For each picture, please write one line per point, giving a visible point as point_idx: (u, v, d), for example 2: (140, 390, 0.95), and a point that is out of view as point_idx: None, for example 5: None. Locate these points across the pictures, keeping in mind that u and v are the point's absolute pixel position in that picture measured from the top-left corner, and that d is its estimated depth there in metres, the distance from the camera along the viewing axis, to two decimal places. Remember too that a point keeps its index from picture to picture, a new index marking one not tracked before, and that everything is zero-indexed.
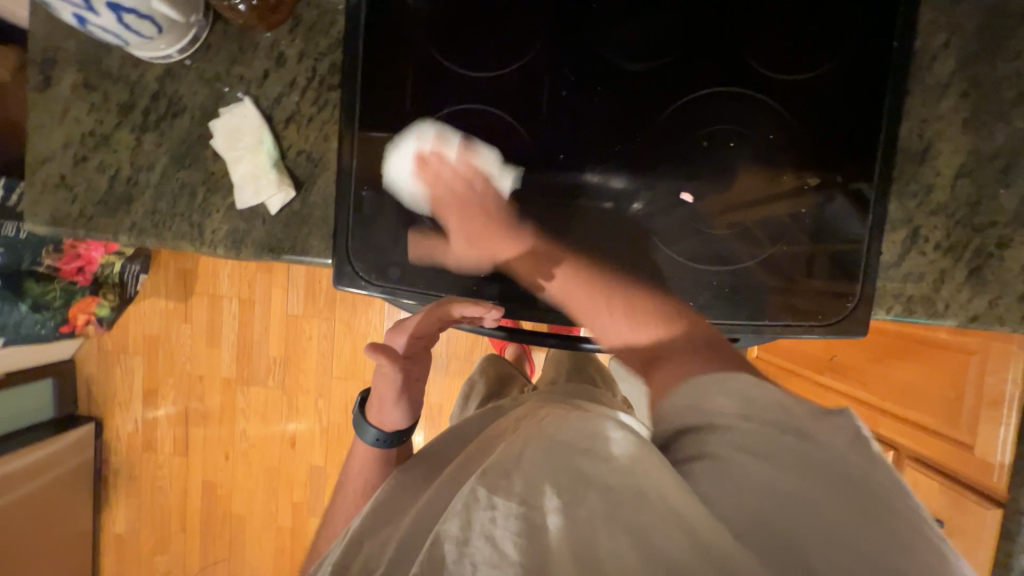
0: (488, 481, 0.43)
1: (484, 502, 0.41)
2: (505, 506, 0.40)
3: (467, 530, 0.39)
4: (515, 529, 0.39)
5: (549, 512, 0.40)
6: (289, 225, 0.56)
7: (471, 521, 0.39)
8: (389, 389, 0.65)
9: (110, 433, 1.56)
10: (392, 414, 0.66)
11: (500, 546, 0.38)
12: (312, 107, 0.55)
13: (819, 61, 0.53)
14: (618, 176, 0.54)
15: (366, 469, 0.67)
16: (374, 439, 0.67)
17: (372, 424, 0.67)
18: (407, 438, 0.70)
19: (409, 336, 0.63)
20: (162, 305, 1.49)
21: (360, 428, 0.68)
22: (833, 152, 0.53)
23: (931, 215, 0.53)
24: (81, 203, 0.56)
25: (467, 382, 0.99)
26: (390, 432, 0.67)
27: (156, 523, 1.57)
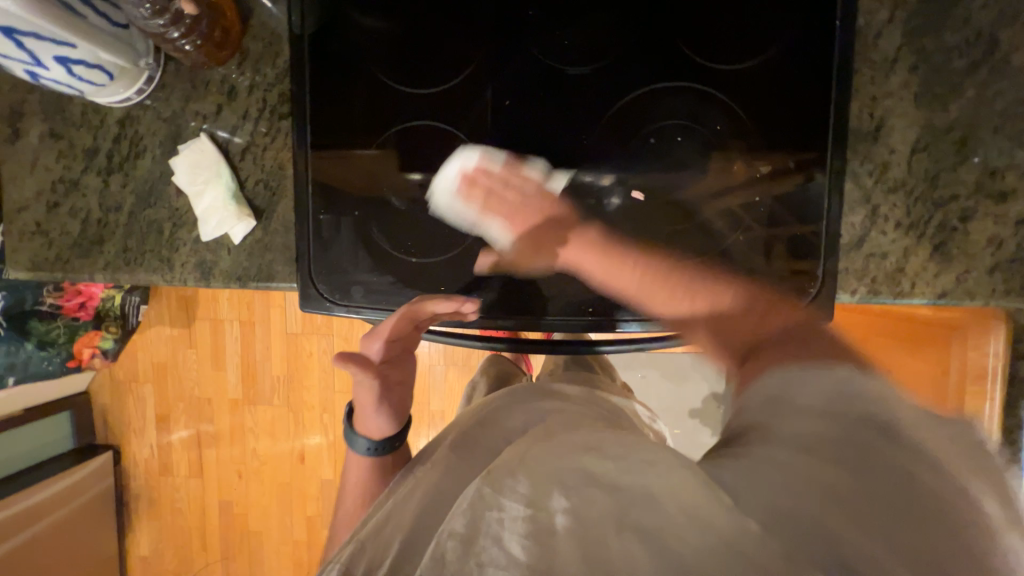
0: (492, 480, 0.41)
1: (490, 504, 0.39)
2: (509, 507, 0.38)
3: (472, 530, 0.37)
4: (522, 531, 0.36)
5: (556, 514, 0.36)
6: (253, 253, 0.58)
7: (478, 525, 0.37)
8: (368, 397, 0.62)
9: (128, 460, 1.61)
10: (377, 421, 0.64)
11: (507, 549, 0.35)
12: (265, 136, 0.57)
13: (761, 47, 0.52)
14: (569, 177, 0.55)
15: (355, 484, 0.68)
16: (366, 448, 0.66)
17: (361, 433, 0.65)
18: (400, 444, 0.67)
19: (384, 341, 0.59)
20: (167, 332, 1.54)
21: (350, 441, 0.66)
22: (783, 138, 0.53)
23: (889, 193, 0.52)
24: (57, 246, 0.59)
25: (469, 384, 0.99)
26: (379, 440, 0.65)
27: (178, 543, 1.62)
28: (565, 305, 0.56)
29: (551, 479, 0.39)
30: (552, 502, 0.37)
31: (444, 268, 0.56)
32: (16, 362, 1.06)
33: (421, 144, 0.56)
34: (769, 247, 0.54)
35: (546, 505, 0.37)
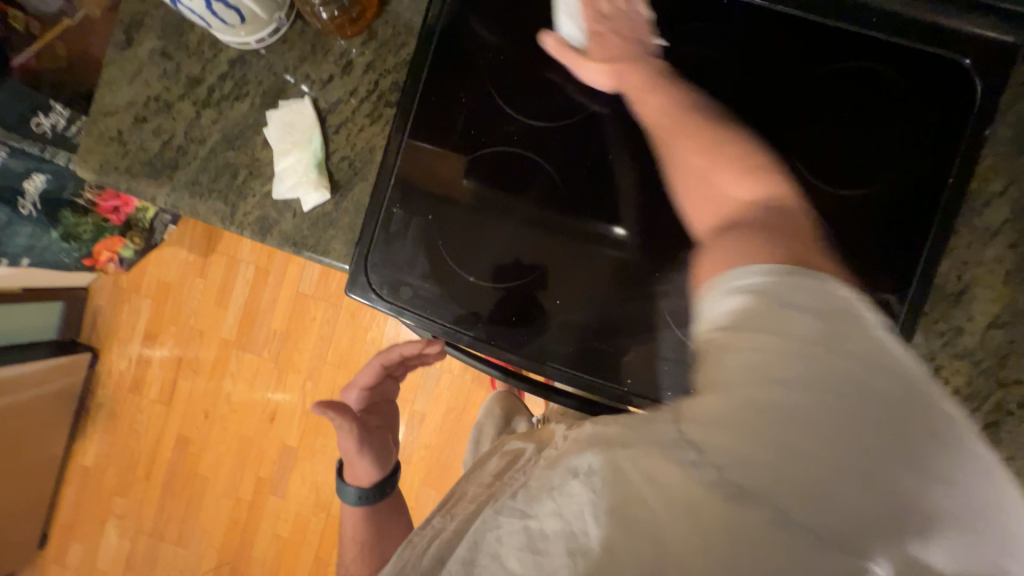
0: (493, 502, 0.41)
1: (490, 523, 0.39)
2: (506, 523, 0.38)
3: (474, 552, 0.39)
4: (518, 543, 0.36)
5: (545, 519, 0.35)
6: (317, 224, 0.57)
7: (479, 545, 0.39)
8: (350, 444, 0.68)
9: (102, 366, 1.59)
10: (364, 468, 0.69)
11: (505, 565, 0.36)
12: (365, 118, 0.57)
13: (867, 180, 0.52)
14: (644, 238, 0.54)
15: (359, 471, 0.70)
16: (355, 497, 0.70)
17: (350, 483, 0.71)
18: (388, 488, 0.72)
19: (359, 390, 0.72)
20: (182, 255, 1.53)
21: (340, 491, 0.70)
22: (866, 272, 0.52)
23: (955, 358, 0.52)
24: (131, 160, 0.59)
25: (476, 428, 0.99)
26: (368, 487, 0.70)
27: (124, 463, 1.58)
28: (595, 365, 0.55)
29: (542, 481, 0.37)
30: (539, 509, 0.36)
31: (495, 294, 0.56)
32: (36, 247, 1.07)
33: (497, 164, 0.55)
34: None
35: (535, 512, 0.36)
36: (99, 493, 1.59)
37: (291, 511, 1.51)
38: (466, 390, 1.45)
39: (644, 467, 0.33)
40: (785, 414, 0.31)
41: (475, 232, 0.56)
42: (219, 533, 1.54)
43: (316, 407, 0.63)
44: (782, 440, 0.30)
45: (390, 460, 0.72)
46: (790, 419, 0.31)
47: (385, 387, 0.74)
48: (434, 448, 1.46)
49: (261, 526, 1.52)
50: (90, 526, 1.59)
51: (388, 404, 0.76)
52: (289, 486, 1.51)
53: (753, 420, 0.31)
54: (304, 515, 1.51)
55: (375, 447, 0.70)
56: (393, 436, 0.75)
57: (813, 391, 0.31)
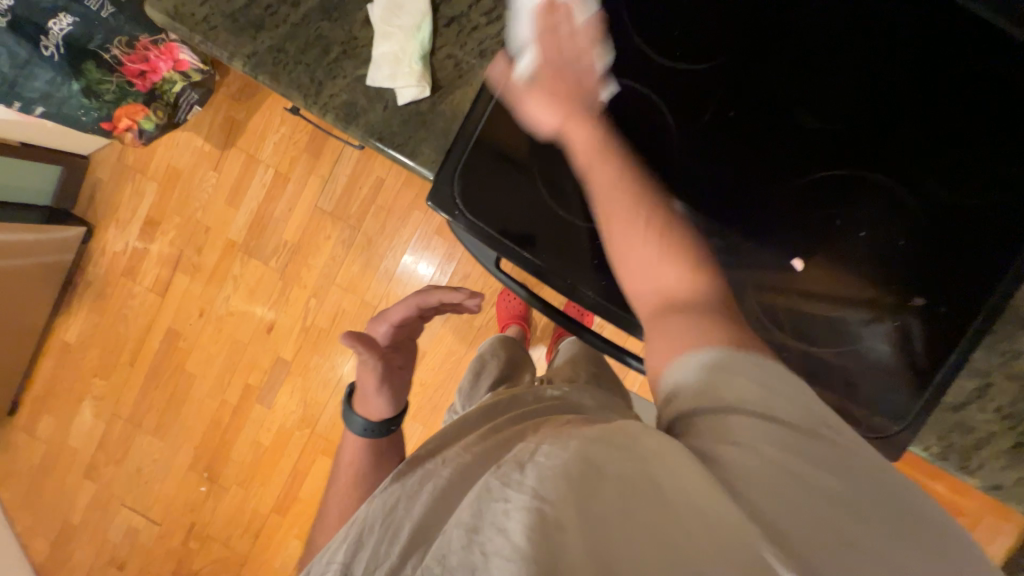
0: (500, 471, 0.36)
1: (495, 493, 0.34)
2: (516, 497, 0.33)
3: (475, 520, 0.34)
4: (526, 523, 0.31)
5: (567, 513, 0.31)
6: (408, 122, 0.53)
7: (482, 514, 0.33)
8: (370, 376, 0.69)
9: (96, 245, 1.51)
10: (380, 404, 0.69)
11: (512, 538, 0.31)
12: (481, 18, 0.53)
13: (980, 190, 0.51)
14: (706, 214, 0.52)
15: (372, 408, 0.69)
16: (362, 429, 0.68)
17: (360, 414, 0.69)
18: (395, 429, 0.70)
19: (389, 326, 0.72)
20: (197, 144, 1.44)
21: (347, 420, 0.69)
22: (951, 282, 0.52)
23: (1008, 378, 0.54)
24: (210, 8, 0.53)
25: (478, 358, 0.94)
26: (376, 422, 0.69)
27: (107, 347, 1.54)
28: None
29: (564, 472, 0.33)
30: (559, 496, 0.32)
31: (574, 232, 0.52)
32: (53, 96, 0.97)
33: (573, 109, 0.51)
34: (871, 386, 0.53)
35: (550, 497, 0.32)
36: (78, 371, 1.55)
37: (274, 423, 1.52)
38: (471, 337, 1.46)
39: (694, 497, 0.31)
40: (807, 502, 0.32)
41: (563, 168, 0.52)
42: (197, 432, 1.54)
43: (346, 333, 0.63)
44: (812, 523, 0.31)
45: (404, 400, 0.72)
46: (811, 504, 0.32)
47: (412, 328, 0.75)
48: (429, 387, 1.47)
49: (243, 432, 1.53)
50: (65, 403, 1.55)
51: (410, 345, 0.76)
52: (276, 398, 1.51)
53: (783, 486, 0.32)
54: (287, 429, 1.52)
55: (394, 385, 0.70)
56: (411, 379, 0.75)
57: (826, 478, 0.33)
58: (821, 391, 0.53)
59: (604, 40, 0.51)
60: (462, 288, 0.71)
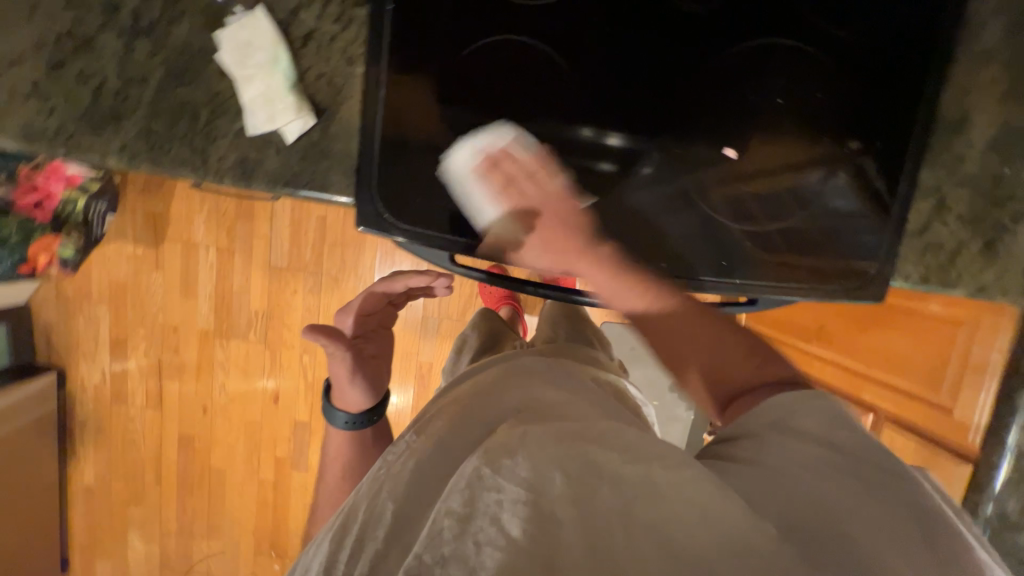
0: (487, 458, 0.38)
1: (487, 485, 0.36)
2: (509, 489, 0.36)
3: (468, 509, 0.35)
4: (523, 514, 0.34)
5: (559, 505, 0.35)
6: (307, 157, 0.51)
7: (474, 502, 0.35)
8: (343, 368, 0.65)
9: (74, 384, 1.47)
10: (356, 394, 0.66)
11: (506, 529, 0.34)
12: (334, 24, 0.49)
13: (874, 19, 0.51)
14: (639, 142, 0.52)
15: (356, 400, 0.67)
16: (345, 423, 0.67)
17: (340, 408, 0.67)
18: (379, 417, 0.69)
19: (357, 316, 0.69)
20: (129, 250, 1.38)
21: (328, 416, 0.67)
22: (876, 116, 0.53)
23: (958, 186, 0.55)
24: (60, 115, 0.49)
25: (459, 337, 0.94)
26: (359, 413, 0.67)
27: (128, 475, 1.52)
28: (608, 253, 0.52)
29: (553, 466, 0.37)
30: (552, 487, 0.36)
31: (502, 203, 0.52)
32: None
33: (468, 90, 0.51)
34: (839, 240, 0.55)
35: (543, 485, 0.36)
36: (112, 508, 1.53)
37: None
38: None
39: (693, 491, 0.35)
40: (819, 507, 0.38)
41: (488, 147, 0.51)
42: (249, 519, 1.54)
43: (309, 329, 0.59)
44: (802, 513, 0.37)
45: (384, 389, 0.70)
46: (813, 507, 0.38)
47: (382, 315, 0.74)
48: None
49: (292, 502, 1.53)
50: (112, 541, 1.55)
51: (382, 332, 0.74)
52: (310, 460, 1.51)
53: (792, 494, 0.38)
54: None
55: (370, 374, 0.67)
56: (385, 364, 0.73)
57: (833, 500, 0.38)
58: (789, 263, 0.55)
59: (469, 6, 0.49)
60: (426, 271, 0.70)
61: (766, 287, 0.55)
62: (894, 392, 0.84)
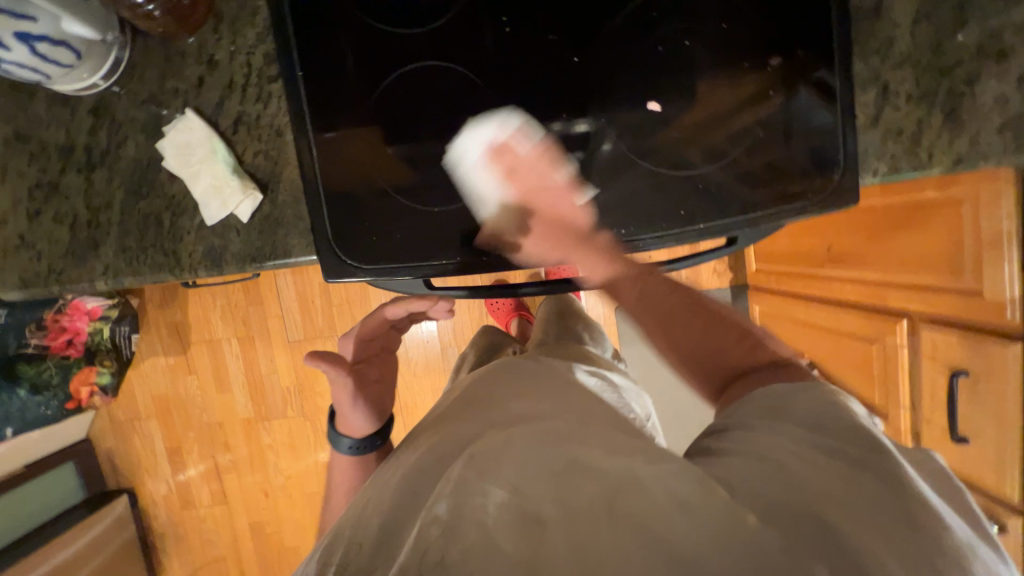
0: (476, 466, 0.40)
1: (474, 490, 0.38)
2: (492, 492, 0.37)
3: (455, 517, 0.36)
4: (506, 517, 0.36)
5: (544, 504, 0.36)
6: (264, 230, 0.54)
7: (461, 509, 0.37)
8: (344, 393, 0.67)
9: (146, 500, 1.55)
10: (359, 419, 0.68)
11: (489, 530, 0.35)
12: (256, 104, 0.53)
13: None
14: (579, 122, 0.53)
15: (360, 426, 0.69)
16: (349, 448, 0.68)
17: (344, 433, 0.69)
18: (384, 441, 0.70)
19: (356, 340, 0.71)
20: (163, 362, 1.47)
21: (333, 442, 0.69)
22: (789, 25, 0.52)
23: (897, 68, 0.53)
24: (48, 258, 0.54)
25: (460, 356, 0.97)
26: (363, 438, 0.69)
27: (214, 574, 1.57)
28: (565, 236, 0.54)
29: (540, 467, 0.39)
30: (536, 492, 0.37)
31: (447, 220, 0.54)
32: (12, 413, 1.00)
33: (395, 123, 0.53)
34: (792, 155, 0.54)
35: (525, 488, 0.37)
36: None
37: None
38: None
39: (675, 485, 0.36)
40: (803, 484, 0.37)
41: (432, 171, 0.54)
42: None
43: (310, 356, 0.63)
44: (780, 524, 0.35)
45: (385, 413, 0.71)
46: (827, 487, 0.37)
47: (385, 338, 0.74)
48: None
49: None
50: None
51: (386, 356, 0.74)
52: None
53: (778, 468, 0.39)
54: None
55: (370, 399, 0.69)
56: (391, 387, 0.73)
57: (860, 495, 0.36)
58: (750, 193, 0.54)
59: (367, 48, 0.52)
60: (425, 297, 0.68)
61: (732, 222, 0.54)
62: (920, 291, 0.80)
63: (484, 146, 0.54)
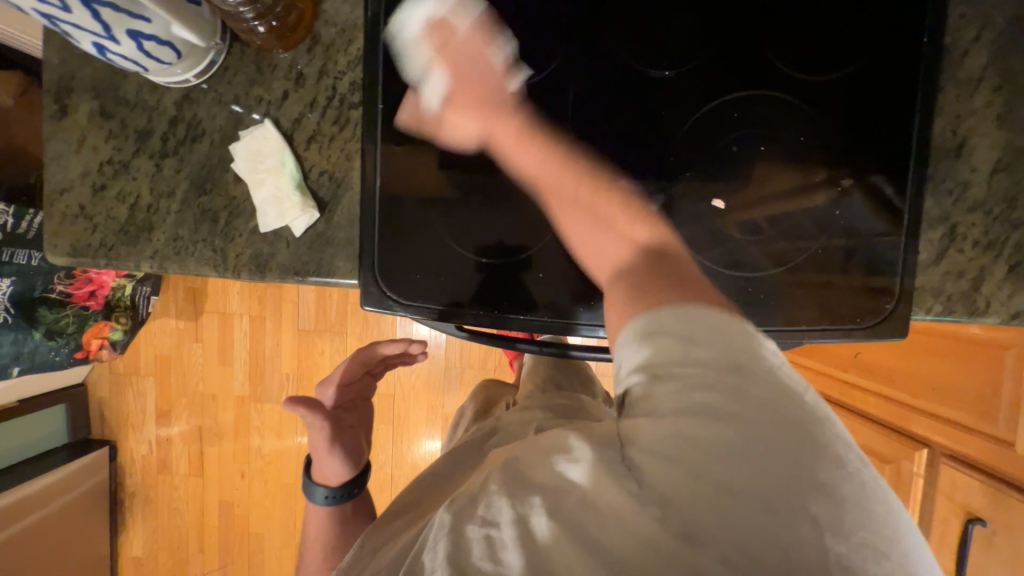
0: (450, 509, 0.38)
1: (456, 526, 0.36)
2: (474, 526, 0.35)
3: (446, 563, 0.34)
4: (488, 550, 0.34)
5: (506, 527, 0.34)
6: (313, 247, 0.55)
7: (450, 549, 0.35)
8: (319, 439, 0.69)
9: (124, 456, 1.55)
10: (332, 464, 0.68)
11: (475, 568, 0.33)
12: (333, 126, 0.55)
13: (846, 60, 0.52)
14: (615, 180, 0.52)
15: (336, 472, 0.69)
16: (324, 497, 0.67)
17: (319, 483, 0.68)
18: (358, 489, 0.70)
19: (336, 387, 0.75)
20: (172, 325, 1.49)
21: (307, 491, 0.68)
22: (865, 150, 0.52)
23: (969, 212, 0.53)
24: (102, 232, 0.55)
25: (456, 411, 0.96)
26: (338, 486, 0.68)
27: (173, 545, 1.55)
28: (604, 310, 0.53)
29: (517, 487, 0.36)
30: (509, 515, 0.35)
31: (490, 270, 0.54)
32: (23, 352, 1.02)
33: (466, 157, 0.53)
34: (848, 277, 0.53)
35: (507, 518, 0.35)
36: None
37: None
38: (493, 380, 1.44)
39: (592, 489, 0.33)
40: (717, 446, 0.30)
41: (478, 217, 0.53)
42: None
43: (285, 401, 0.67)
44: (763, 526, 0.28)
45: (361, 460, 0.71)
46: (745, 446, 0.30)
47: (361, 386, 0.78)
48: None
49: None
50: None
51: (360, 403, 0.78)
52: None
53: (695, 436, 0.31)
54: None
55: (346, 444, 0.70)
56: (366, 434, 0.76)
57: (770, 401, 0.31)
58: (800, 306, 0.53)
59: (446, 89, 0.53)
60: (399, 337, 0.75)
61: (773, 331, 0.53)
62: (948, 423, 0.77)
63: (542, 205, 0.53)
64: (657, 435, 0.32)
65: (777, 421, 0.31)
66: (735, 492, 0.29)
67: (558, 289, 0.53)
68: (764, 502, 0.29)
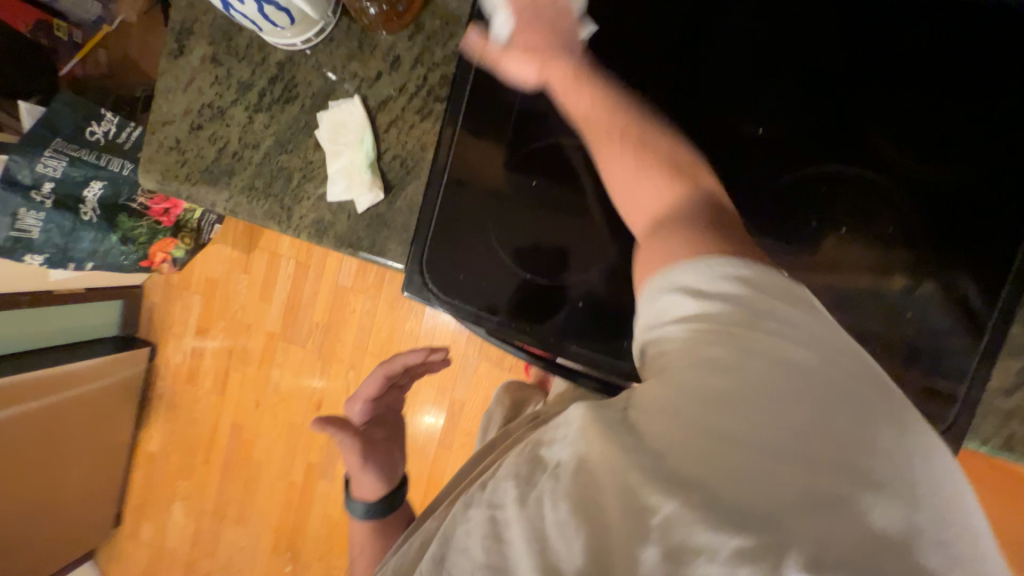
0: (466, 494, 0.39)
1: (459, 517, 0.37)
2: (473, 514, 0.36)
3: (444, 548, 0.37)
4: (484, 532, 0.35)
5: (511, 509, 0.34)
6: (371, 225, 0.57)
7: (449, 541, 0.37)
8: (355, 458, 0.73)
9: (160, 360, 1.67)
10: (369, 482, 0.74)
11: (473, 556, 0.35)
12: (415, 115, 0.56)
13: (963, 157, 0.48)
14: None
15: (371, 489, 0.74)
16: (363, 511, 0.74)
17: (358, 498, 0.74)
18: (395, 500, 0.76)
19: (363, 403, 0.77)
20: (227, 252, 1.59)
21: (349, 507, 0.74)
22: (957, 257, 0.49)
23: None
24: (189, 167, 0.60)
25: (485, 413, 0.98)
26: (375, 501, 0.74)
27: (184, 450, 1.68)
28: (638, 354, 0.53)
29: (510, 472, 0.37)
30: (505, 499, 0.35)
31: (533, 287, 0.54)
32: (99, 250, 1.11)
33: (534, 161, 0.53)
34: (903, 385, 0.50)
35: (503, 504, 0.35)
36: (165, 476, 1.70)
37: (340, 494, 1.57)
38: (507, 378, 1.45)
39: (608, 452, 0.33)
40: (756, 394, 0.32)
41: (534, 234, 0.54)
42: (273, 516, 1.62)
43: (315, 425, 0.69)
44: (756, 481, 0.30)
45: (395, 473, 0.77)
46: (755, 395, 0.32)
47: (387, 397, 0.80)
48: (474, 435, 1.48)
49: (313, 509, 1.59)
50: (158, 507, 1.70)
51: (390, 414, 0.81)
52: (337, 470, 1.57)
53: (710, 389, 0.33)
54: None
55: (378, 461, 0.75)
56: (399, 445, 0.80)
57: (802, 367, 0.33)
58: None
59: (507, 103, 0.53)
60: (420, 349, 0.75)
61: None
62: None
63: (599, 236, 0.53)
64: (668, 391, 0.34)
65: (805, 394, 0.32)
66: (734, 441, 0.31)
67: (600, 319, 0.53)
68: (762, 443, 0.31)
